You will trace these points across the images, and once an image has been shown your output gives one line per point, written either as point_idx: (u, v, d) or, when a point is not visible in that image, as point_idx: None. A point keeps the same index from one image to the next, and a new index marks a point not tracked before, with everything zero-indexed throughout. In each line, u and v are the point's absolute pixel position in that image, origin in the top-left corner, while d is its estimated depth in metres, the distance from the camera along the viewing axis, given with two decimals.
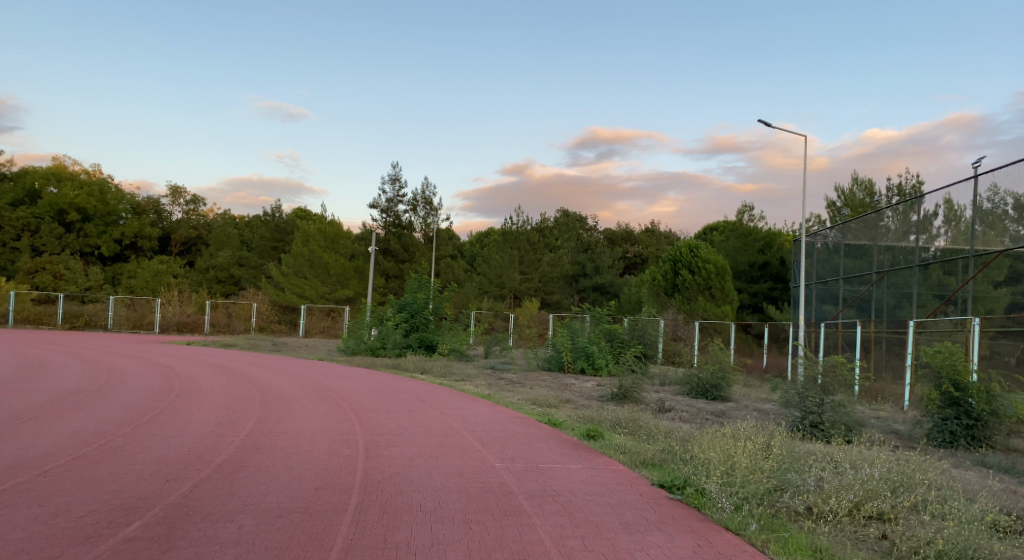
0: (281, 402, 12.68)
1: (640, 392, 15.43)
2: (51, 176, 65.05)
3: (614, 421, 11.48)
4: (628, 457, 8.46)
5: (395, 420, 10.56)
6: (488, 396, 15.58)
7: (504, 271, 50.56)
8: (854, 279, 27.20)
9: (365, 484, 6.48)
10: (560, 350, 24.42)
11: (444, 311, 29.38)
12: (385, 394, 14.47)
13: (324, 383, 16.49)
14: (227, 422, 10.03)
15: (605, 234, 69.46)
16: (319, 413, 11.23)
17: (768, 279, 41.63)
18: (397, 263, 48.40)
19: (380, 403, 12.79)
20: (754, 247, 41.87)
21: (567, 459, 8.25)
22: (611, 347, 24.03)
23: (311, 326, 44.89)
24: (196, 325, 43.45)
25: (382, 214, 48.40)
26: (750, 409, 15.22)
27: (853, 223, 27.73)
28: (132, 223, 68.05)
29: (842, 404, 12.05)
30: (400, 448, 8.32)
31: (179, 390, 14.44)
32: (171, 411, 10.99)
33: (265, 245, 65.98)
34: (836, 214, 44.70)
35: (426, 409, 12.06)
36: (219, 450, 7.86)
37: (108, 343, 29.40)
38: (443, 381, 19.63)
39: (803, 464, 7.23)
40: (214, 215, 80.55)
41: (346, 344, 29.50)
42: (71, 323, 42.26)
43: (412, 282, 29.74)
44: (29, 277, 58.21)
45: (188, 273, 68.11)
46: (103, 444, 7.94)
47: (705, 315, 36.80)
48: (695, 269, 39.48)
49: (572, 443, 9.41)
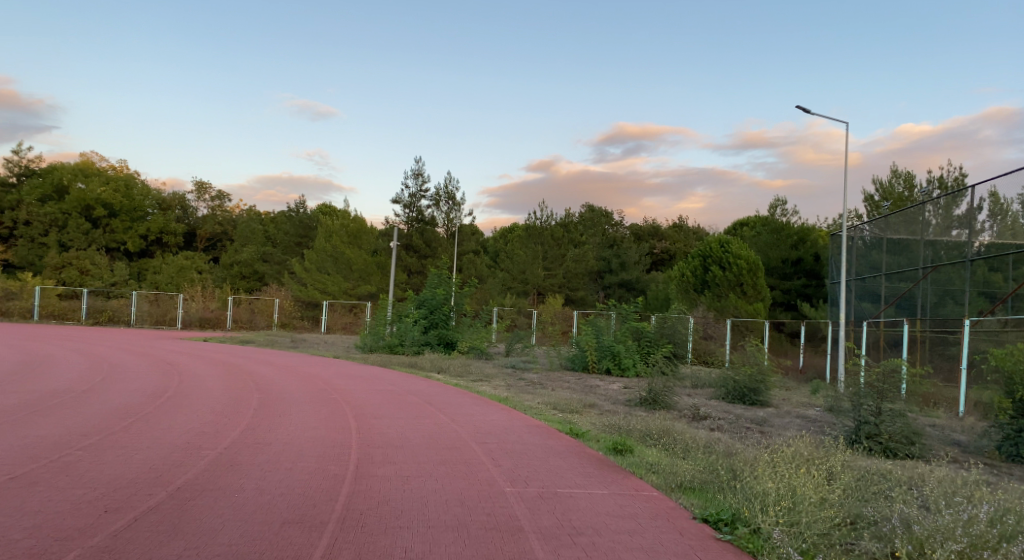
0: (279, 404, 11.57)
1: (672, 397, 14.18)
2: (78, 172, 65.02)
3: (643, 432, 10.24)
4: (664, 478, 7.23)
5: (400, 430, 9.45)
6: (505, 399, 14.38)
7: (528, 268, 49.40)
8: (894, 276, 25.59)
9: (343, 518, 5.33)
10: (585, 348, 23.10)
11: (465, 308, 28.36)
12: (394, 396, 13.34)
13: (333, 383, 15.42)
14: (212, 430, 8.94)
15: (632, 229, 67.89)
16: (317, 418, 10.14)
17: (801, 275, 39.91)
18: (420, 258, 47.33)
19: (385, 407, 11.66)
20: (787, 242, 40.15)
21: (590, 482, 7.02)
22: (639, 346, 22.77)
23: (332, 323, 44.08)
24: (218, 321, 42.87)
25: (404, 209, 47.43)
26: (792, 415, 13.89)
27: (892, 217, 26.14)
28: (158, 219, 67.93)
29: (901, 413, 10.66)
30: (397, 467, 7.18)
31: (175, 389, 13.43)
32: (154, 415, 9.88)
33: (289, 241, 65.50)
34: (874, 208, 42.76)
35: (436, 415, 10.89)
36: (187, 467, 6.76)
37: (123, 339, 28.82)
38: (460, 381, 18.46)
39: (877, 495, 5.94)
40: (240, 211, 80.40)
41: (363, 341, 28.46)
42: (95, 319, 41.97)
43: (432, 277, 28.70)
44: (55, 273, 58.42)
45: (213, 269, 67.95)
46: (54, 458, 6.84)
47: (737, 313, 35.19)
48: (727, 264, 37.95)
49: (598, 460, 8.18)
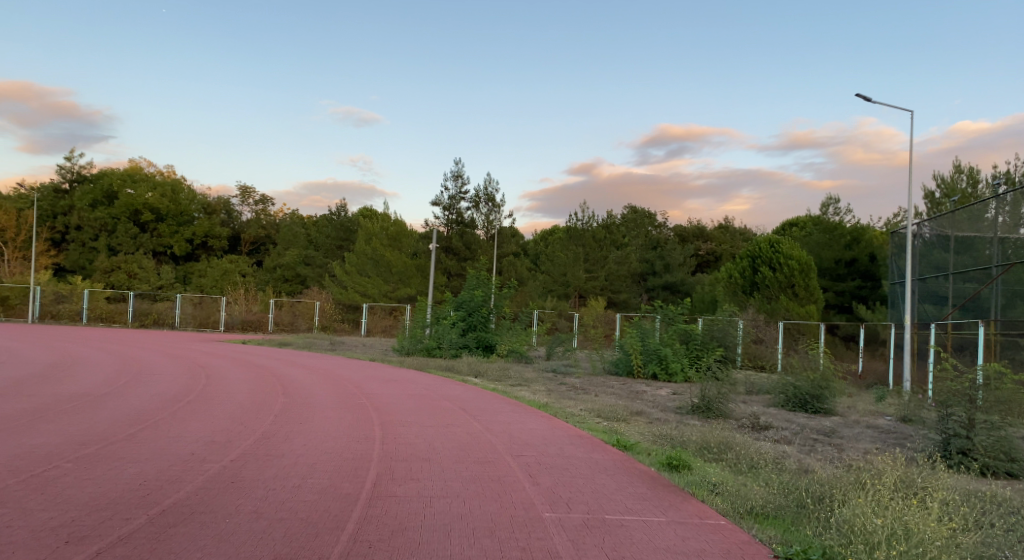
0: (302, 409, 10.78)
1: (728, 405, 13.02)
2: (127, 178, 66.01)
3: (701, 444, 9.16)
4: (732, 503, 6.16)
5: (428, 440, 8.56)
6: (544, 405, 13.37)
7: (569, 269, 48.40)
8: (957, 277, 23.89)
9: (349, 553, 4.40)
10: (629, 352, 22.00)
11: (504, 310, 27.49)
12: (426, 401, 12.46)
13: (364, 387, 14.64)
14: (224, 437, 8.18)
15: (676, 230, 66.18)
16: (340, 426, 9.29)
17: (856, 276, 37.94)
18: (459, 260, 46.60)
19: (415, 413, 10.77)
20: (840, 242, 38.25)
21: (643, 506, 5.98)
22: (687, 351, 21.53)
23: (373, 325, 43.64)
24: (260, 324, 42.80)
25: (444, 211, 46.79)
26: (862, 426, 12.61)
27: (953, 216, 24.50)
28: (203, 223, 68.70)
29: (996, 425, 9.35)
30: (421, 484, 6.28)
31: (198, 392, 12.74)
32: (166, 421, 9.12)
33: (330, 244, 65.55)
34: (935, 205, 40.50)
35: (468, 423, 9.98)
36: (183, 484, 5.92)
37: (163, 341, 28.68)
38: (497, 385, 17.51)
39: (1006, 538, 4.79)
40: (284, 215, 81.06)
41: (401, 344, 27.72)
42: (141, 321, 42.36)
43: (471, 278, 27.85)
44: (104, 276, 59.42)
45: (256, 272, 68.35)
46: (37, 472, 6.06)
47: (788, 316, 33.54)
48: (777, 265, 36.31)
49: (651, 479, 7.11)
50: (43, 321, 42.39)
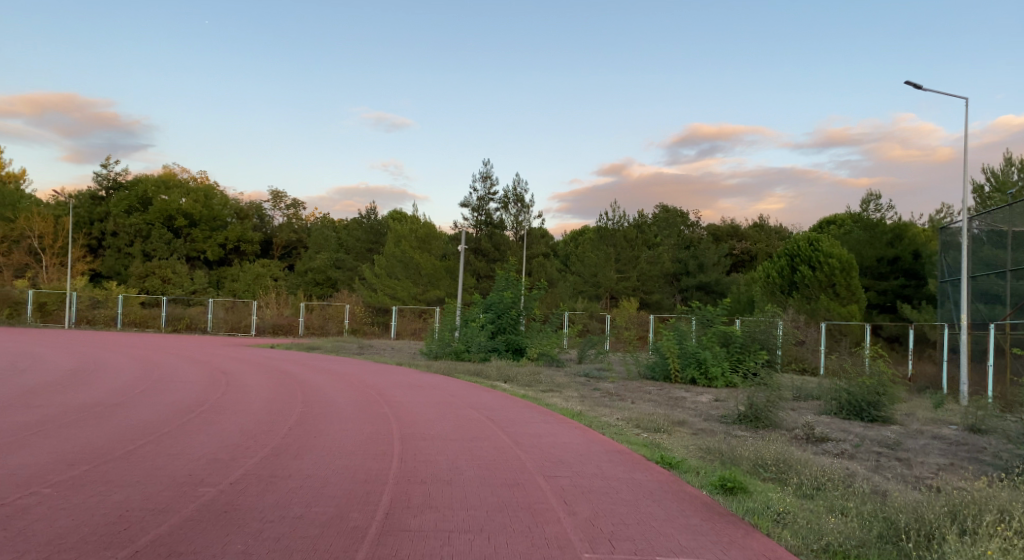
0: (319, 421, 10.05)
1: (778, 414, 12.04)
2: (161, 184, 66.44)
3: (755, 462, 8.22)
4: (805, 539, 5.22)
5: (451, 457, 7.75)
6: (577, 414, 12.51)
7: (599, 270, 47.38)
8: (1013, 275, 22.37)
9: None
10: (666, 355, 21.00)
11: (534, 312, 26.60)
12: (451, 411, 11.67)
13: (388, 394, 13.92)
14: (230, 454, 7.47)
15: (709, 229, 64.76)
16: (356, 441, 8.52)
17: (899, 275, 36.25)
18: (489, 262, 45.83)
19: (439, 425, 9.98)
20: (882, 239, 36.72)
21: (699, 544, 5.08)
22: (727, 353, 20.50)
23: (402, 328, 43.08)
24: (291, 328, 42.52)
25: (472, 213, 46.07)
26: (927, 436, 11.53)
27: (1006, 210, 23.04)
28: (235, 228, 68.97)
29: None
30: (438, 515, 5.47)
31: (214, 401, 12.13)
32: (171, 436, 8.45)
33: (360, 247, 65.35)
34: (984, 199, 38.66)
35: (495, 436, 9.17)
36: (171, 515, 5.21)
37: (192, 346, 28.33)
38: (528, 391, 16.66)
39: None
40: (315, 219, 81.22)
41: (428, 347, 27.02)
42: (174, 326, 42.40)
43: (499, 280, 27.00)
44: (139, 281, 59.96)
45: (287, 276, 68.42)
46: (9, 500, 5.39)
47: (829, 316, 32.16)
48: (817, 264, 34.95)
49: (705, 506, 6.20)
50: (79, 326, 42.67)
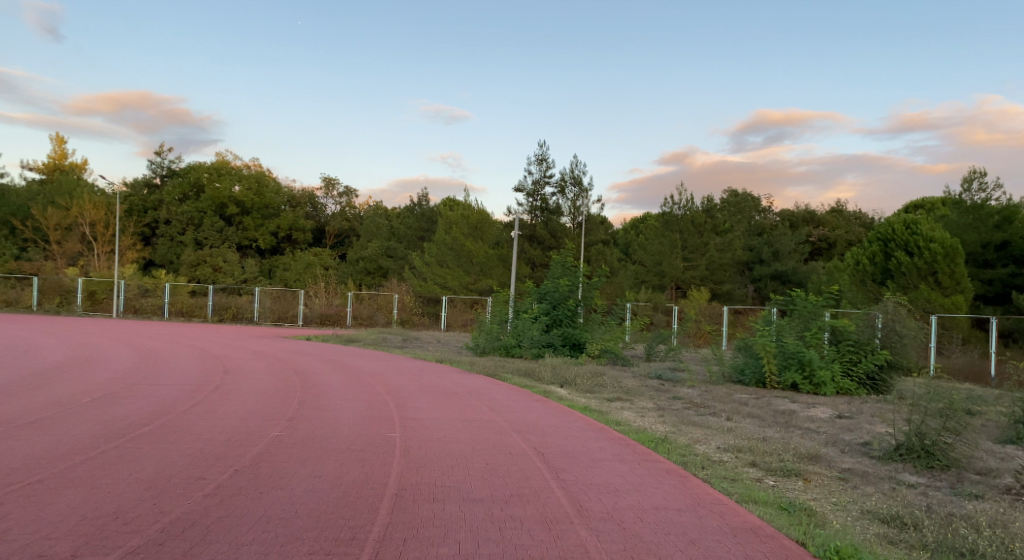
0: (288, 459, 6.81)
1: (956, 450, 8.24)
2: (214, 171, 64.38)
3: None
4: None
5: (466, 551, 4.41)
6: (661, 440, 8.94)
7: (664, 258, 43.13)
8: None
9: None
10: (759, 355, 17.10)
11: (595, 302, 22.95)
12: (484, 437, 8.30)
13: (408, 407, 10.62)
14: (75, 541, 4.26)
15: (783, 214, 59.78)
16: (320, 506, 5.26)
17: (1008, 262, 30.71)
18: (544, 250, 42.26)
19: (463, 467, 6.65)
20: (987, 223, 31.10)
21: None
22: (837, 354, 16.50)
23: (452, 319, 39.90)
24: (339, 318, 39.91)
25: (527, 198, 42.28)
26: None
27: None
28: (287, 216, 66.93)
29: None
30: None
31: (168, 417, 9.07)
32: (29, 491, 5.29)
33: (413, 235, 62.21)
34: None
35: (547, 494, 5.77)
36: None
37: (220, 336, 25.74)
38: (588, 401, 13.15)
39: None
40: (368, 207, 78.96)
41: (475, 341, 23.75)
42: (220, 316, 40.42)
43: (555, 264, 23.40)
44: (191, 270, 59.05)
45: (339, 265, 66.40)
46: None
47: (930, 307, 27.47)
48: (916, 249, 30.16)
49: None
50: (126, 315, 41.10)
